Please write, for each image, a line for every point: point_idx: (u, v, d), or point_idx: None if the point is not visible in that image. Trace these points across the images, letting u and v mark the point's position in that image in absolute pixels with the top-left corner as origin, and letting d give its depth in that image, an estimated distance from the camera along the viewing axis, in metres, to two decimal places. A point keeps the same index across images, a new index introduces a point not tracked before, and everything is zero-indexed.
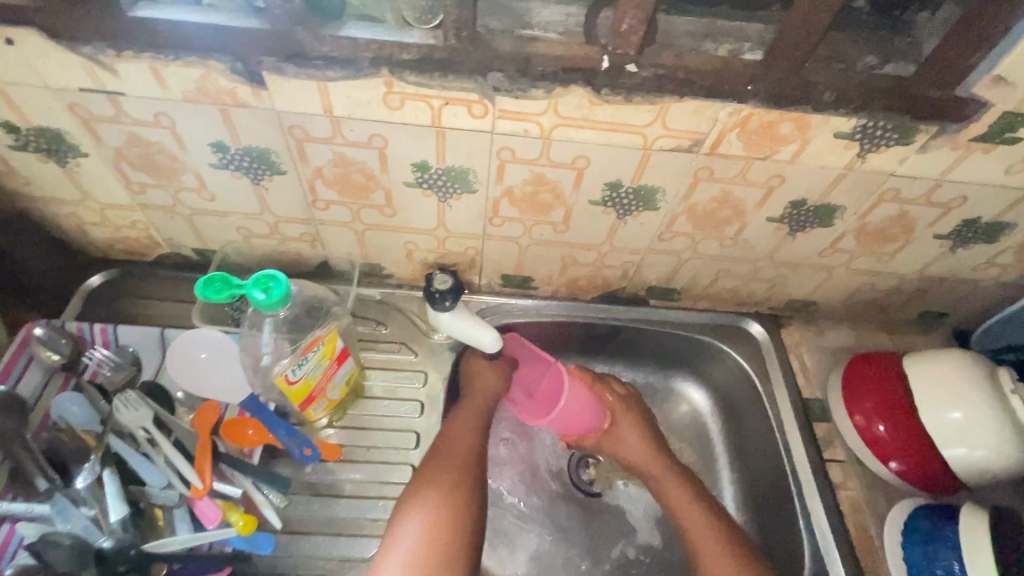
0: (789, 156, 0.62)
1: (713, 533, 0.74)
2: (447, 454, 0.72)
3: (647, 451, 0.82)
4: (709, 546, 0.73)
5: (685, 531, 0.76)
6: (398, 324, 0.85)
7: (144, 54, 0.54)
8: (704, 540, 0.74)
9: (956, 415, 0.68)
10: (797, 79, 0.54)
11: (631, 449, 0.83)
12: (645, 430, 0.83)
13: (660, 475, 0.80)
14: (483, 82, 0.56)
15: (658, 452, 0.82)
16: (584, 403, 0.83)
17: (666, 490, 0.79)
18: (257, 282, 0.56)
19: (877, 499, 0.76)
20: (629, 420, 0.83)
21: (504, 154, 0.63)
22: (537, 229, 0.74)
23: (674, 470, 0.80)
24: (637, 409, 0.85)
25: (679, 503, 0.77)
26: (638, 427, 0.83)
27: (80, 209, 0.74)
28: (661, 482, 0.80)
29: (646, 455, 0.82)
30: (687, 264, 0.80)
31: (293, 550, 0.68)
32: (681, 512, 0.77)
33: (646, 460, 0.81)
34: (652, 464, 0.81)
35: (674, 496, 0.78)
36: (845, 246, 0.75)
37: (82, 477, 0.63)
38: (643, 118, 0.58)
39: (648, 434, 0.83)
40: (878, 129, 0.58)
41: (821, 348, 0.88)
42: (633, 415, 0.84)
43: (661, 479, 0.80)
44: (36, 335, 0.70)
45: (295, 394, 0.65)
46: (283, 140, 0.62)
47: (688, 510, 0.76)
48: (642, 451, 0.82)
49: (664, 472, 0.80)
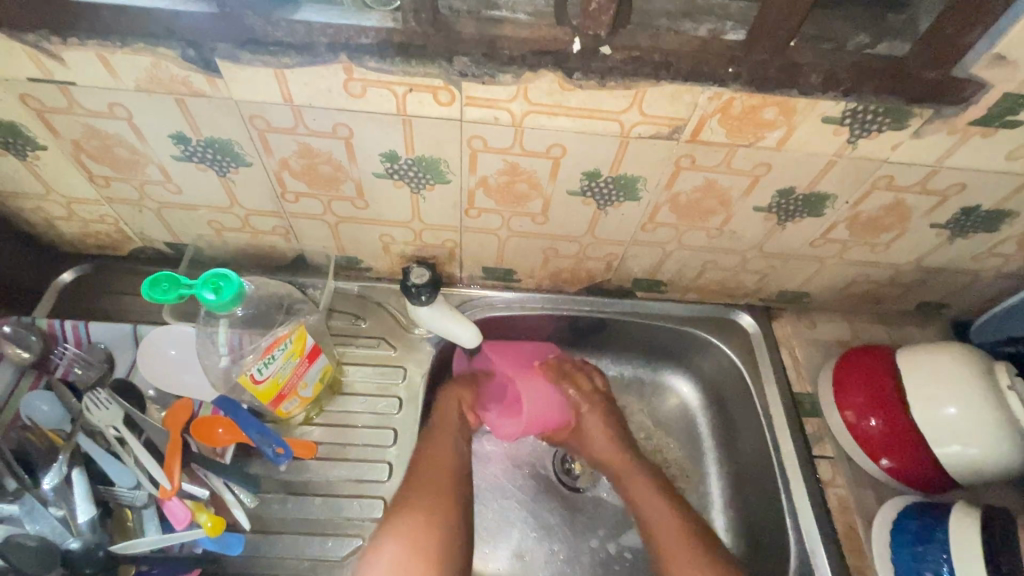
0: (775, 142, 0.58)
1: (681, 532, 0.72)
2: (434, 468, 0.71)
3: (614, 448, 0.81)
4: (675, 545, 0.71)
5: (649, 529, 0.74)
6: (378, 318, 0.83)
7: (90, 41, 0.51)
8: (671, 540, 0.72)
9: (951, 411, 0.66)
10: (780, 61, 0.51)
11: (594, 447, 0.82)
12: (610, 426, 0.83)
13: (624, 473, 0.79)
14: (448, 67, 0.53)
15: (621, 448, 0.81)
16: (551, 400, 0.85)
17: (631, 486, 0.78)
18: (207, 282, 0.54)
19: (867, 497, 0.74)
20: (594, 417, 0.83)
21: (476, 143, 0.60)
22: (516, 221, 0.71)
23: (640, 468, 0.79)
24: (603, 404, 0.84)
25: (645, 502, 0.76)
26: (604, 423, 0.83)
27: (47, 204, 0.72)
28: (627, 480, 0.79)
29: (611, 451, 0.81)
30: (673, 255, 0.77)
31: (266, 550, 0.67)
32: (646, 511, 0.75)
33: (611, 457, 0.81)
34: (618, 462, 0.80)
35: (640, 494, 0.77)
36: (838, 236, 0.72)
37: (49, 477, 0.62)
38: (619, 103, 0.55)
39: (612, 429, 0.83)
40: (869, 114, 0.55)
41: (814, 342, 0.86)
42: (597, 410, 0.84)
43: (626, 477, 0.79)
44: (3, 332, 0.69)
45: (264, 393, 0.63)
46: (245, 131, 0.60)
47: (654, 509, 0.75)
48: (607, 446, 0.82)
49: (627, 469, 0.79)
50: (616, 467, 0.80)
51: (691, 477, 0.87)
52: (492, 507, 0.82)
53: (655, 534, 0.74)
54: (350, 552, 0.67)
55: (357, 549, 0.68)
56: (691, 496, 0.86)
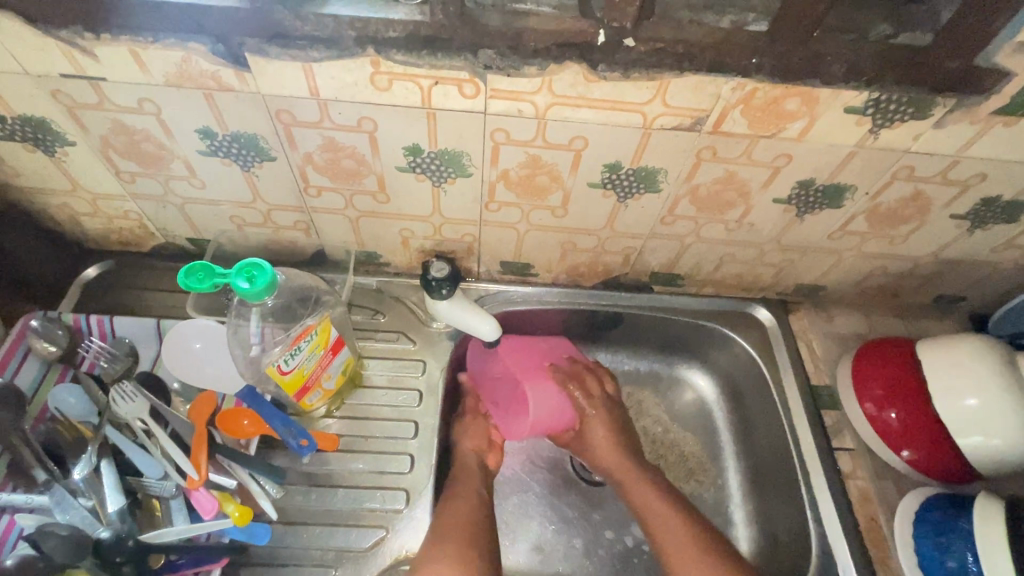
0: (796, 133, 0.59)
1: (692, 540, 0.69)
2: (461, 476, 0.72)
3: (618, 457, 0.77)
4: (685, 554, 0.68)
5: (656, 539, 0.71)
6: (396, 313, 0.84)
7: (123, 37, 0.52)
8: (679, 552, 0.68)
9: (972, 402, 0.66)
10: (804, 51, 0.52)
11: (601, 455, 0.78)
12: (614, 432, 0.79)
13: (626, 479, 0.76)
14: (474, 60, 0.53)
15: (624, 455, 0.78)
16: (557, 403, 0.79)
17: (634, 493, 0.75)
18: (241, 270, 0.55)
19: (887, 489, 0.74)
20: (598, 423, 0.79)
21: (498, 136, 0.61)
22: (535, 214, 0.72)
23: (647, 476, 0.76)
24: (609, 409, 0.81)
25: (650, 512, 0.73)
26: (608, 430, 0.79)
27: (72, 200, 0.73)
28: (630, 489, 0.75)
29: (613, 457, 0.78)
30: (691, 249, 0.78)
31: (290, 541, 0.68)
32: (653, 519, 0.72)
33: (614, 462, 0.77)
34: (621, 468, 0.77)
35: (646, 503, 0.73)
36: (857, 228, 0.72)
37: (80, 468, 0.63)
38: (642, 95, 0.55)
39: (616, 435, 0.79)
40: (891, 104, 0.55)
41: (831, 335, 0.86)
42: (601, 415, 0.80)
43: (629, 484, 0.75)
44: (32, 327, 0.70)
45: (289, 384, 0.64)
46: (271, 125, 0.61)
47: (661, 516, 0.72)
48: (611, 453, 0.78)
49: (630, 476, 0.76)
50: (619, 476, 0.77)
51: (708, 471, 0.87)
52: (510, 500, 0.82)
53: (663, 542, 0.70)
54: (375, 542, 0.68)
55: (381, 539, 0.69)
56: (709, 490, 0.86)
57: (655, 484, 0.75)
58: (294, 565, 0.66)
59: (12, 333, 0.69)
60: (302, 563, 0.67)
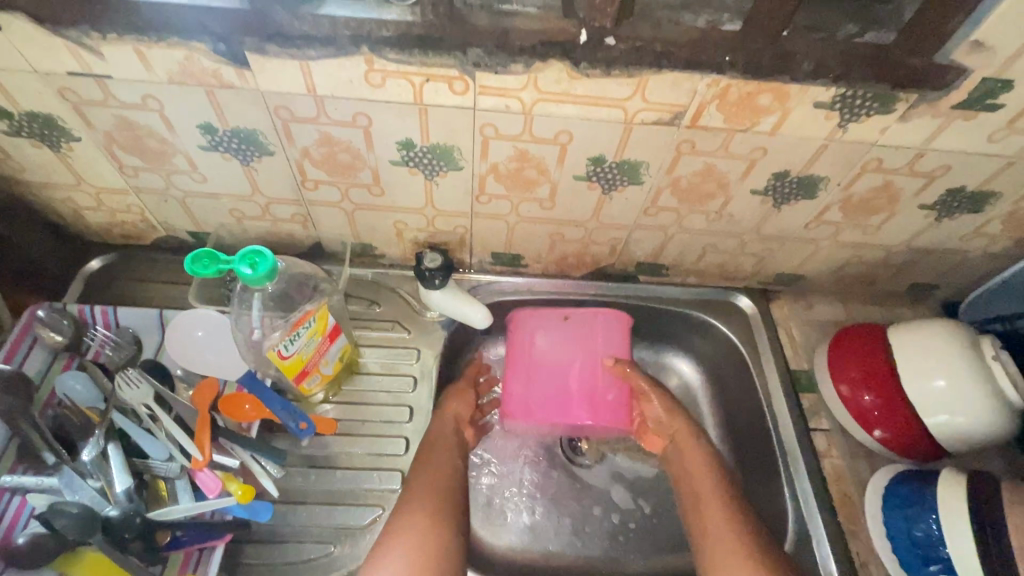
0: (770, 127, 0.62)
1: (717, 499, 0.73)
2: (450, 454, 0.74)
3: (686, 429, 0.81)
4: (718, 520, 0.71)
5: (691, 492, 0.76)
6: (392, 303, 0.86)
7: (128, 37, 0.54)
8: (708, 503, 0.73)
9: (941, 383, 0.69)
10: (774, 50, 0.55)
11: (664, 426, 0.83)
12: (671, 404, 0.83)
13: (681, 442, 0.80)
14: (463, 58, 0.56)
15: (682, 426, 0.81)
16: (596, 375, 0.86)
17: (686, 458, 0.79)
18: (244, 257, 0.58)
19: (860, 467, 0.78)
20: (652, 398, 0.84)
21: (487, 131, 0.64)
22: (524, 206, 0.75)
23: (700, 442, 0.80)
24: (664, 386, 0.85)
25: (694, 473, 0.77)
26: (668, 406, 0.83)
27: (77, 194, 0.76)
28: (685, 451, 0.79)
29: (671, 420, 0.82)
30: (674, 239, 0.81)
31: (291, 519, 0.70)
32: (690, 478, 0.77)
33: (675, 430, 0.81)
34: (676, 429, 0.81)
35: (693, 465, 0.77)
36: (831, 218, 0.75)
37: (88, 450, 0.65)
38: (623, 91, 0.58)
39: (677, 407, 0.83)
40: (858, 99, 0.59)
41: (810, 322, 0.89)
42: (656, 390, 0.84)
43: (683, 449, 0.80)
44: (38, 317, 0.72)
45: (289, 368, 0.67)
46: (269, 121, 0.63)
47: (698, 476, 0.76)
48: (671, 422, 0.82)
49: (684, 436, 0.80)
50: (675, 442, 0.81)
51: None
52: (492, 479, 0.86)
53: (699, 497, 0.74)
54: (372, 520, 0.71)
55: (378, 517, 0.71)
56: None
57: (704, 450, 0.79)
58: (295, 541, 0.70)
59: (19, 323, 0.71)
60: (302, 540, 0.70)
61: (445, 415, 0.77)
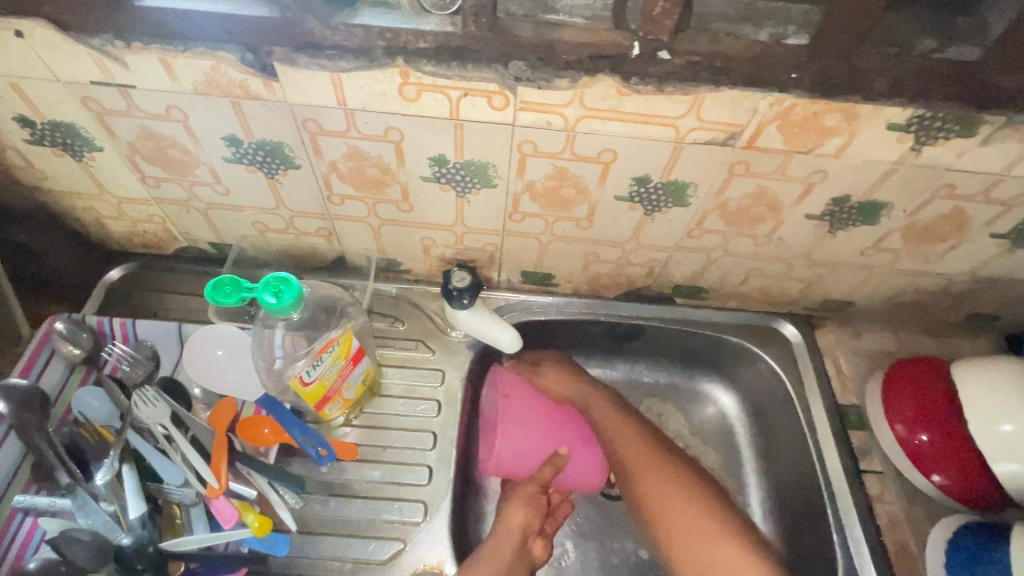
0: (834, 150, 0.57)
1: (658, 469, 0.72)
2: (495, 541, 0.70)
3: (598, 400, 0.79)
4: (668, 495, 0.70)
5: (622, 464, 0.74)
6: (415, 320, 0.83)
7: (153, 46, 0.52)
8: (652, 484, 0.71)
9: (1010, 428, 0.63)
10: (846, 67, 0.50)
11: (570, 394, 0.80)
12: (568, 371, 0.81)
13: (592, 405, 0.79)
14: (504, 72, 0.52)
15: (594, 393, 0.79)
16: (526, 411, 0.79)
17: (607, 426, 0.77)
18: (268, 285, 0.54)
19: (916, 514, 0.72)
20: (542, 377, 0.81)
21: (526, 148, 0.60)
22: (560, 225, 0.71)
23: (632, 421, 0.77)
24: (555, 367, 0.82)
25: (635, 460, 0.74)
26: (563, 374, 0.81)
27: (98, 204, 0.73)
28: (599, 412, 0.78)
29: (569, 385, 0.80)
30: (717, 262, 0.76)
31: (308, 551, 0.67)
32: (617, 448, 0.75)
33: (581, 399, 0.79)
34: (580, 394, 0.80)
35: (619, 435, 0.76)
36: (890, 245, 0.70)
37: (102, 473, 0.62)
38: (676, 109, 0.54)
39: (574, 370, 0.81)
40: (936, 121, 0.53)
41: (858, 352, 0.84)
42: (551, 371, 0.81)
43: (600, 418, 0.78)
44: (57, 329, 0.70)
45: (310, 394, 0.64)
46: (297, 134, 0.60)
47: (628, 445, 0.75)
48: (564, 388, 0.80)
49: (595, 399, 0.79)
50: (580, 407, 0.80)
51: (729, 488, 0.86)
52: None
53: (639, 480, 0.72)
54: (392, 556, 0.68)
55: (399, 552, 0.68)
56: None
57: (640, 428, 0.77)
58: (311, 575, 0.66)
59: (38, 334, 0.69)
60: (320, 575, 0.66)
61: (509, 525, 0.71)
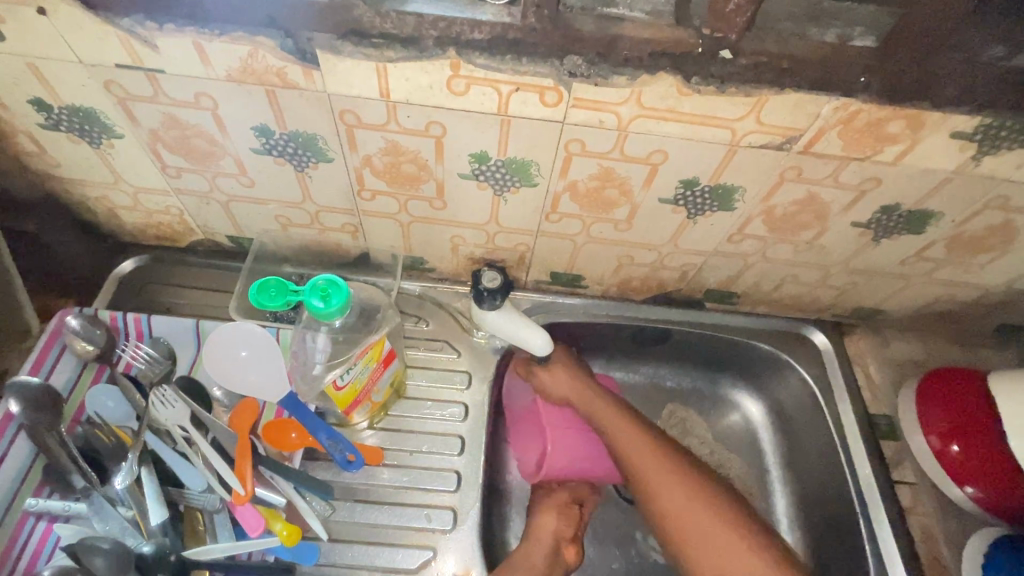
0: (892, 157, 0.55)
1: (670, 473, 0.68)
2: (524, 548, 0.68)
3: (595, 398, 0.73)
4: (682, 502, 0.66)
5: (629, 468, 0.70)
6: (439, 321, 0.81)
7: (188, 29, 0.49)
8: (667, 495, 0.67)
9: None
10: (916, 72, 0.48)
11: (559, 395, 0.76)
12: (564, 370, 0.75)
13: (592, 406, 0.74)
14: (559, 66, 0.50)
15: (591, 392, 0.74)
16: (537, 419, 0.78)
17: (608, 426, 0.72)
18: (316, 289, 0.54)
19: (951, 528, 0.72)
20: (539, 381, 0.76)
21: (573, 147, 0.57)
22: (597, 227, 0.69)
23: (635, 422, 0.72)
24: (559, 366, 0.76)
25: (642, 465, 0.69)
26: (548, 377, 0.76)
27: (113, 193, 0.70)
28: (599, 413, 0.73)
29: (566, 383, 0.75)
30: (754, 267, 0.74)
31: (334, 559, 0.65)
32: (621, 450, 0.71)
33: (584, 403, 0.74)
34: (578, 396, 0.74)
35: (622, 437, 0.71)
36: (933, 255, 0.69)
37: (121, 476, 0.59)
38: (735, 111, 0.52)
39: (574, 371, 0.76)
40: (1002, 131, 0.52)
41: (888, 361, 0.83)
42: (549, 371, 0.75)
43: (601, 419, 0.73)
44: (70, 325, 0.66)
45: (342, 398, 0.64)
46: (333, 126, 0.57)
47: (635, 449, 0.70)
48: (561, 391, 0.76)
49: (594, 398, 0.74)
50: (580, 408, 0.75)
51: (754, 495, 0.84)
52: None
53: (648, 486, 0.68)
54: (420, 565, 0.66)
55: (428, 561, 0.66)
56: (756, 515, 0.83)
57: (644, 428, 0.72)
58: None
59: (48, 330, 0.65)
60: None
61: (541, 534, 0.70)
